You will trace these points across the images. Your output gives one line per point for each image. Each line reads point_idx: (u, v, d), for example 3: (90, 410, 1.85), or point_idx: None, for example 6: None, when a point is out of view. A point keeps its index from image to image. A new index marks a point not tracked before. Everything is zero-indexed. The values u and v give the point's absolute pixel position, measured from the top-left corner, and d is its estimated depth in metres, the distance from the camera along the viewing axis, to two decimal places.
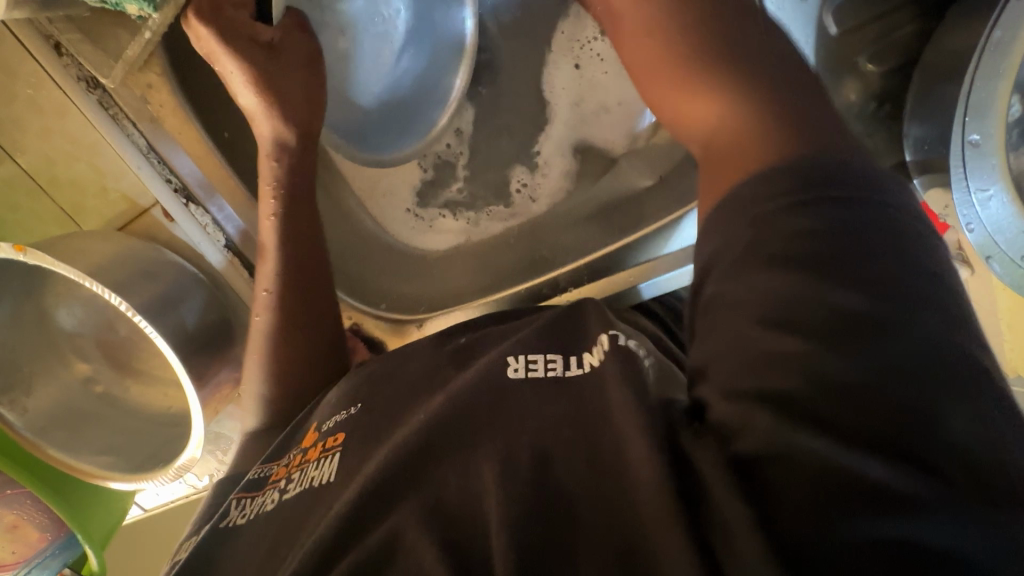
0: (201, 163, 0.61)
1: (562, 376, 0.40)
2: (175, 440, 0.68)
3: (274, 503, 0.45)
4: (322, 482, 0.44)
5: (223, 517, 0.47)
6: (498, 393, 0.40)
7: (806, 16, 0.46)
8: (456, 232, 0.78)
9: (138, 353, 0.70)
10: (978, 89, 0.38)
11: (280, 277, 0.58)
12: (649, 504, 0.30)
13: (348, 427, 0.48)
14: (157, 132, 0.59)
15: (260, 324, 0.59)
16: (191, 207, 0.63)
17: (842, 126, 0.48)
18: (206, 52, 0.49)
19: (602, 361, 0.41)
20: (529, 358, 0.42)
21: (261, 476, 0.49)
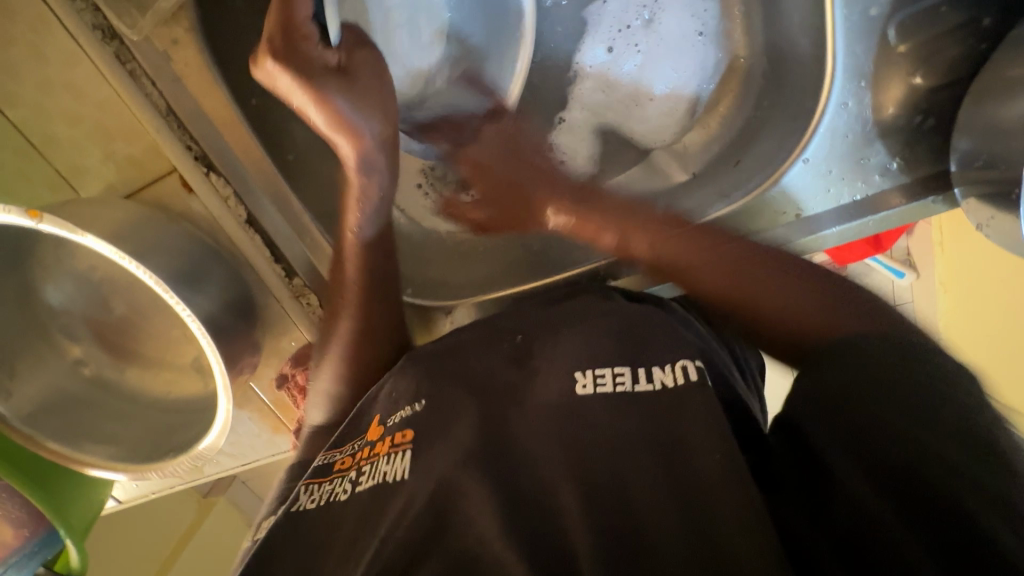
0: (227, 131, 0.57)
1: (631, 392, 0.44)
2: (183, 426, 0.63)
3: (345, 494, 0.45)
4: (394, 478, 0.44)
5: (294, 500, 0.47)
6: (569, 407, 0.44)
7: (863, 30, 0.49)
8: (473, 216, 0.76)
9: (135, 334, 0.64)
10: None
11: (366, 271, 0.57)
12: (732, 533, 0.34)
13: (415, 424, 0.48)
14: (179, 93, 0.54)
15: (345, 326, 0.58)
16: (213, 178, 0.59)
17: (883, 136, 0.51)
18: (278, 88, 0.47)
19: (673, 376, 0.44)
20: (596, 372, 0.45)
21: (328, 463, 0.50)
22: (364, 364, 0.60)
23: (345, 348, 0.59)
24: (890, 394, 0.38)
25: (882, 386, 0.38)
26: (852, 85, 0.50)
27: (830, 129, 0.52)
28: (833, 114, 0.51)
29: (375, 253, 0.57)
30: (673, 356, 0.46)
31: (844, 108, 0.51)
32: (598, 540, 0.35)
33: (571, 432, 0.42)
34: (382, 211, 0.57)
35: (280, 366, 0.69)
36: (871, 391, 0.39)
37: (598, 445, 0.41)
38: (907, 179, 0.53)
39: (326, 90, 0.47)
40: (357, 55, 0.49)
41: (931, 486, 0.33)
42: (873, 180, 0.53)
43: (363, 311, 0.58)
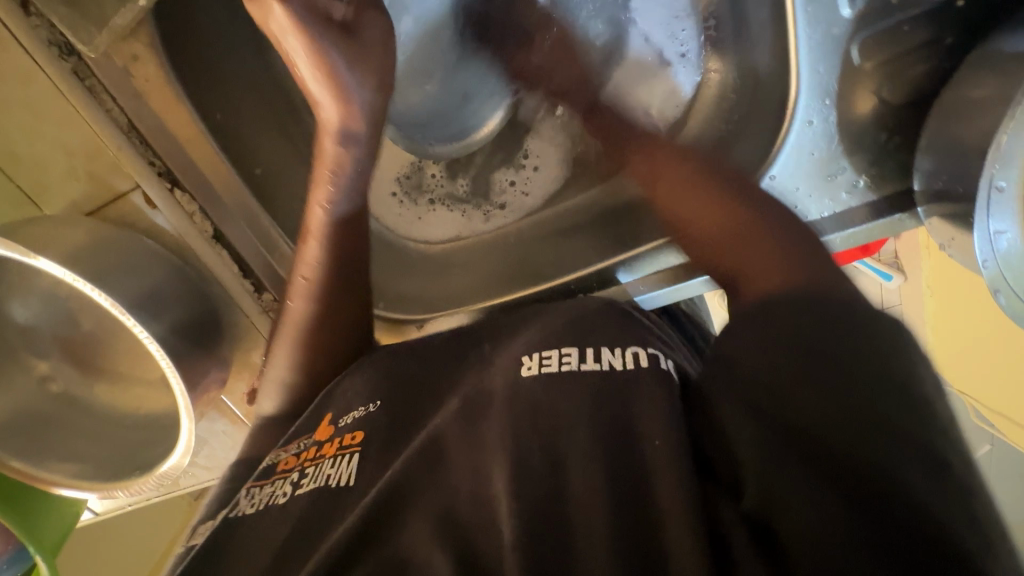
0: (190, 145, 0.56)
1: (576, 371, 0.43)
2: (154, 443, 0.63)
3: (286, 497, 0.45)
4: (338, 483, 0.44)
5: (235, 507, 0.47)
6: (515, 393, 0.43)
7: (826, 44, 0.48)
8: (449, 227, 0.76)
9: (103, 349, 0.64)
10: (1012, 138, 0.36)
11: (323, 281, 0.56)
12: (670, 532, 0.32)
13: (367, 426, 0.49)
14: (140, 109, 0.53)
15: (293, 310, 0.57)
16: (177, 193, 0.58)
17: (852, 154, 0.51)
18: (271, 28, 0.46)
19: (622, 360, 0.43)
20: (543, 356, 0.45)
21: (272, 465, 0.50)
22: (324, 352, 0.60)
23: (298, 340, 0.58)
24: (790, 332, 0.35)
25: (819, 318, 0.35)
26: (817, 102, 0.49)
27: (795, 148, 0.51)
28: (796, 133, 0.50)
29: (339, 241, 0.55)
30: (624, 343, 0.45)
31: (808, 126, 0.50)
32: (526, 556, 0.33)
33: (518, 421, 0.40)
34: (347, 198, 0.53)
35: (251, 380, 0.69)
36: (781, 350, 0.34)
37: (543, 436, 0.39)
38: (876, 197, 0.52)
39: (322, 39, 0.46)
40: (367, 14, 0.50)
41: (876, 483, 0.28)
42: (840, 198, 0.52)
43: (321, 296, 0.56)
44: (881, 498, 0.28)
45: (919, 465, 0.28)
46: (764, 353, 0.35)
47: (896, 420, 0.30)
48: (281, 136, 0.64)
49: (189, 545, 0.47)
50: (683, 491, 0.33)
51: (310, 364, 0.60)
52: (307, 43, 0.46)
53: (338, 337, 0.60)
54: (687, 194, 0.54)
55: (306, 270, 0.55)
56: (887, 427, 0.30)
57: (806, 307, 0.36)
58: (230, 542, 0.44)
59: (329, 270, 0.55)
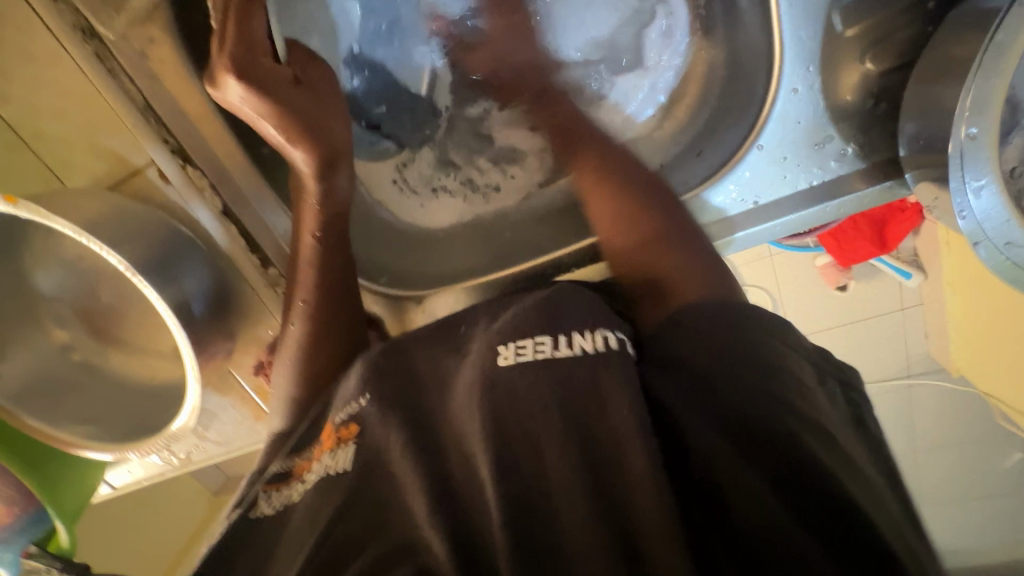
0: (201, 124, 0.60)
1: (550, 359, 0.40)
2: (167, 408, 0.66)
3: (300, 495, 0.49)
4: (335, 471, 0.47)
5: (253, 505, 0.51)
6: (492, 381, 0.41)
7: (810, 11, 0.48)
8: (454, 210, 0.77)
9: (120, 321, 0.67)
10: (983, 87, 0.41)
11: (319, 297, 0.62)
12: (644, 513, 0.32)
13: (360, 418, 0.49)
14: (155, 89, 0.57)
15: (294, 333, 0.63)
16: (188, 170, 0.61)
17: (838, 121, 0.51)
18: (246, 110, 0.52)
19: (592, 342, 0.40)
20: (518, 342, 0.42)
21: (284, 465, 0.53)
22: (323, 363, 0.62)
23: (300, 358, 0.62)
24: (736, 337, 0.40)
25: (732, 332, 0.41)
26: (801, 68, 0.50)
27: (781, 116, 0.52)
28: (783, 100, 0.52)
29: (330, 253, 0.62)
30: (593, 324, 0.42)
31: (793, 94, 0.51)
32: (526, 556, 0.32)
33: (495, 412, 0.39)
34: (329, 227, 0.61)
35: (259, 353, 0.72)
36: (717, 352, 0.40)
37: (524, 432, 0.38)
38: (864, 165, 0.53)
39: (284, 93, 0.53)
40: (310, 70, 0.58)
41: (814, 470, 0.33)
42: (829, 166, 0.54)
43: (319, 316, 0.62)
44: (803, 472, 0.33)
45: (816, 438, 0.35)
46: (713, 349, 0.40)
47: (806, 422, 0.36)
48: None
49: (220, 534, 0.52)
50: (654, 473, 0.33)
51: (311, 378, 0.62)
52: (279, 119, 0.54)
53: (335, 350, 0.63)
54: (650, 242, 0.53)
55: (303, 296, 0.63)
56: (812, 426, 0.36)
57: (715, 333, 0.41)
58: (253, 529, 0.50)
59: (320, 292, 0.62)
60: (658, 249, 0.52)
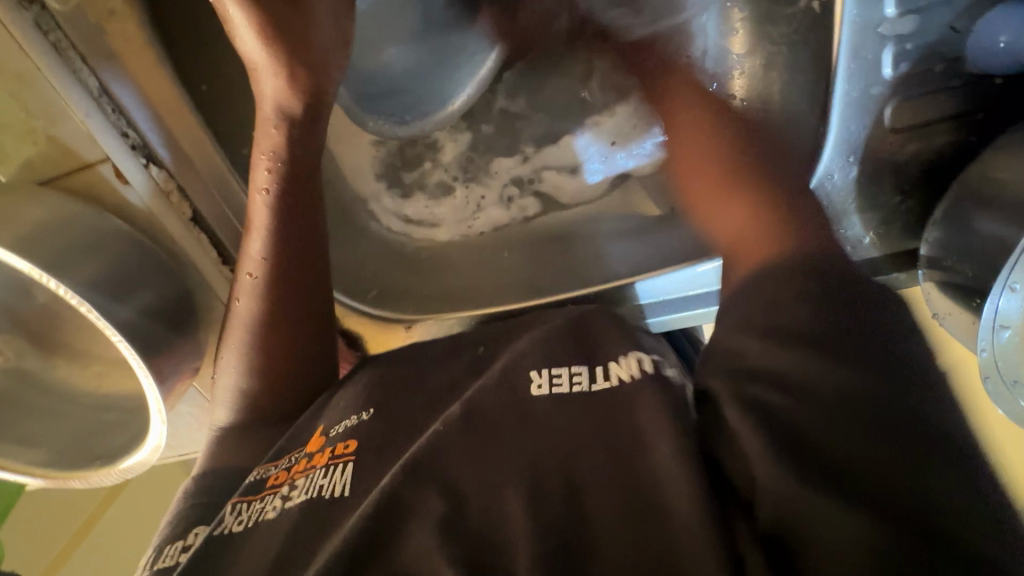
0: (170, 117, 0.51)
1: (587, 391, 0.43)
2: (116, 429, 0.60)
3: (275, 511, 0.42)
4: (329, 494, 0.42)
5: (219, 522, 0.43)
6: (520, 406, 0.43)
7: (860, 106, 0.46)
8: (446, 223, 0.71)
9: (59, 324, 0.59)
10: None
11: (279, 272, 0.52)
12: (679, 517, 0.32)
13: (360, 435, 0.46)
14: (115, 71, 0.48)
15: (242, 309, 0.53)
16: (153, 171, 0.52)
17: (864, 210, 0.51)
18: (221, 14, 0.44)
19: (627, 370, 0.43)
20: (552, 373, 0.45)
21: (260, 479, 0.46)
22: (287, 351, 0.54)
23: (253, 341, 0.53)
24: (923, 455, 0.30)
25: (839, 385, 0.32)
26: (841, 158, 0.49)
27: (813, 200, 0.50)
28: (817, 184, 0.50)
29: (292, 217, 0.51)
30: (624, 350, 0.46)
31: (828, 181, 0.50)
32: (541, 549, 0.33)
33: (527, 437, 0.41)
34: (291, 182, 0.50)
35: (224, 368, 0.65)
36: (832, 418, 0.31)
37: (558, 455, 0.39)
38: (878, 254, 0.53)
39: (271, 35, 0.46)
40: None
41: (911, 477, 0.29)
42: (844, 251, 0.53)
43: (275, 304, 0.52)
44: None
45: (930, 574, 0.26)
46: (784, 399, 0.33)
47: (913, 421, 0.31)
48: None
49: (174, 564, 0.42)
50: (699, 497, 0.33)
51: (269, 380, 0.54)
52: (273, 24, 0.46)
53: (303, 344, 0.54)
54: (714, 204, 0.52)
55: (251, 266, 0.52)
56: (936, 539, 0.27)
57: (834, 303, 0.36)
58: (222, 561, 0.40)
59: (280, 270, 0.52)
60: (755, 224, 0.46)
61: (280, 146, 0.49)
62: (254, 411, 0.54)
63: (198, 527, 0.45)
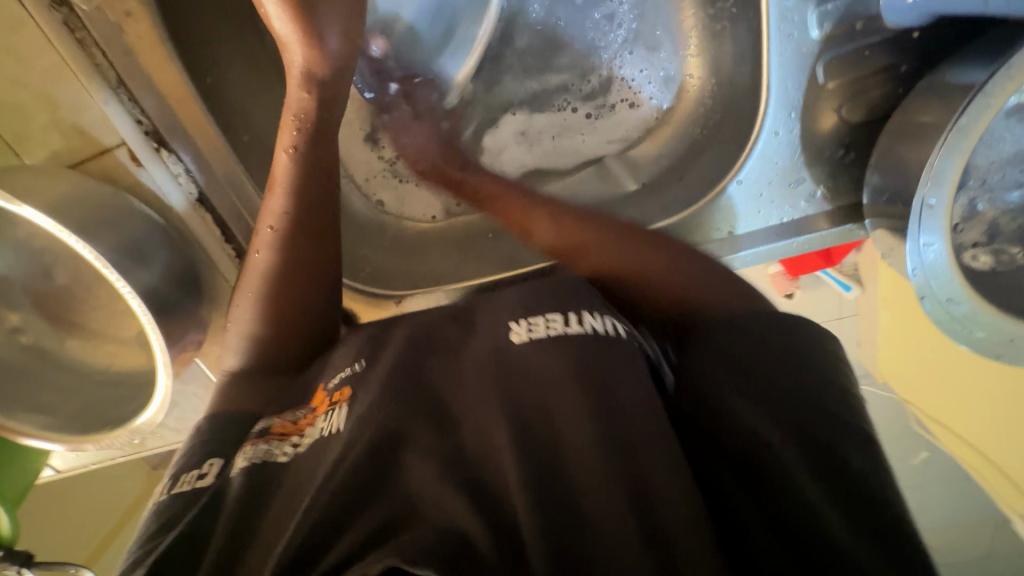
0: (179, 106, 0.57)
1: (563, 334, 0.40)
2: (127, 398, 0.64)
3: (287, 455, 0.44)
4: (329, 431, 0.44)
5: (232, 464, 0.45)
6: (503, 355, 0.41)
7: (799, 62, 0.51)
8: (421, 207, 0.78)
9: (77, 305, 0.64)
10: (945, 159, 0.42)
11: (292, 223, 0.56)
12: (661, 467, 0.32)
13: (355, 383, 0.47)
14: (131, 65, 0.54)
15: (260, 262, 0.56)
16: (163, 154, 0.58)
17: (813, 165, 0.55)
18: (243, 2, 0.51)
19: (602, 325, 0.41)
20: (530, 321, 0.42)
21: (265, 427, 0.48)
22: (285, 317, 0.56)
23: (262, 296, 0.56)
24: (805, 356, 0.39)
25: (770, 351, 0.39)
26: (784, 114, 0.53)
27: (761, 156, 0.55)
28: (764, 142, 0.54)
29: (309, 195, 0.56)
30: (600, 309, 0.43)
31: (774, 137, 0.54)
32: (546, 494, 0.32)
33: (507, 379, 0.40)
34: (314, 142, 0.56)
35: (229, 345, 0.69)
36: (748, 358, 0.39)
37: (535, 391, 0.38)
38: (830, 207, 0.57)
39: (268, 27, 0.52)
40: None
41: (829, 433, 0.34)
42: (799, 206, 0.57)
43: (291, 254, 0.56)
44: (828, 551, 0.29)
45: (831, 464, 0.33)
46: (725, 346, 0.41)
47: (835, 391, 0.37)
48: (267, 104, 0.66)
49: (193, 490, 0.44)
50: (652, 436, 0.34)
51: (271, 333, 0.56)
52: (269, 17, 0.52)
53: (309, 314, 0.57)
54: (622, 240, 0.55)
55: (272, 218, 0.56)
56: (835, 428, 0.34)
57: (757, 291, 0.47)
58: (233, 494, 0.42)
59: (296, 227, 0.56)
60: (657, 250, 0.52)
61: (308, 113, 0.55)
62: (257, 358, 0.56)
63: (213, 459, 0.46)
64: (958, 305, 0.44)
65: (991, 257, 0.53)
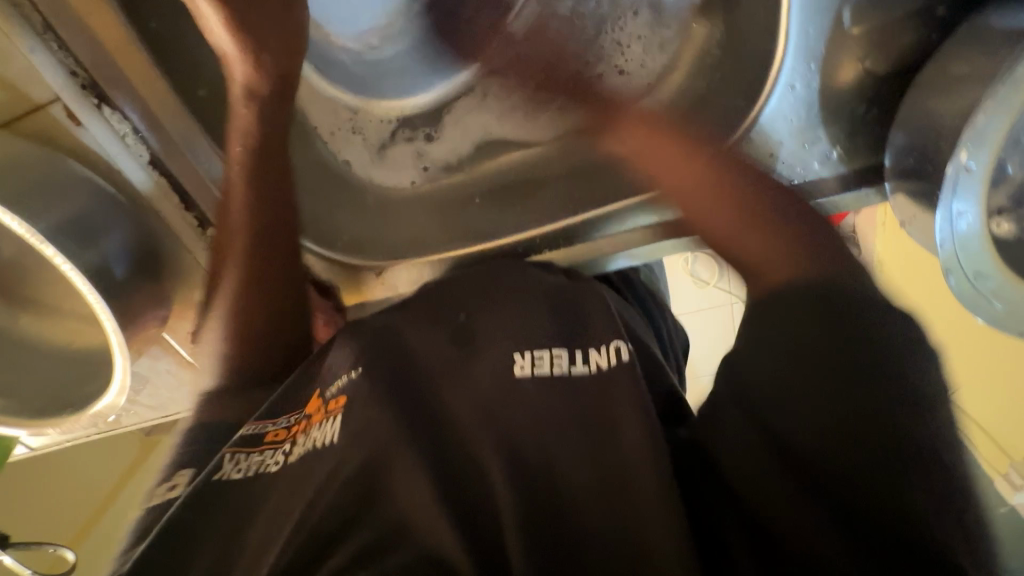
0: (118, 56, 0.50)
1: (566, 374, 0.44)
2: (85, 376, 0.61)
3: (277, 466, 0.43)
4: (322, 443, 0.42)
5: (218, 468, 0.43)
6: (506, 387, 0.44)
7: (821, 7, 0.46)
8: (397, 170, 0.73)
9: (25, 279, 0.58)
10: (989, 120, 0.38)
11: (243, 240, 0.56)
12: (648, 502, 0.36)
13: (351, 391, 0.46)
14: (55, 5, 0.46)
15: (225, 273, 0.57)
16: (104, 111, 0.51)
17: (829, 123, 0.50)
18: None
19: (607, 358, 0.44)
20: (534, 356, 0.46)
21: (256, 433, 0.46)
22: (257, 327, 0.58)
23: (230, 309, 0.58)
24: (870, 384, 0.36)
25: (827, 377, 0.36)
26: (802, 65, 0.49)
27: (774, 113, 0.51)
28: (778, 97, 0.50)
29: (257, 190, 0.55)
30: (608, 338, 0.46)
31: (790, 91, 0.50)
32: (533, 537, 0.35)
33: (519, 416, 0.42)
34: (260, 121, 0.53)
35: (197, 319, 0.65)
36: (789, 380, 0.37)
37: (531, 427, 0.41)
38: (845, 170, 0.52)
39: None
40: None
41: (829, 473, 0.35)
42: (812, 168, 0.52)
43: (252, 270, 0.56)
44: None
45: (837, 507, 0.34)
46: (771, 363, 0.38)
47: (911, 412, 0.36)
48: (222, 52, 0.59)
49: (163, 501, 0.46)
50: (643, 467, 0.37)
51: (246, 347, 0.58)
52: None
53: (271, 311, 0.58)
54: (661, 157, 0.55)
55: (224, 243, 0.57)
56: (855, 478, 0.34)
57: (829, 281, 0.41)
58: (217, 503, 0.41)
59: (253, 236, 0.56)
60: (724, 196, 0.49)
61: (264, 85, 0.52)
62: (228, 374, 0.58)
63: (184, 470, 0.49)
64: (981, 276, 0.40)
65: (1016, 224, 0.49)
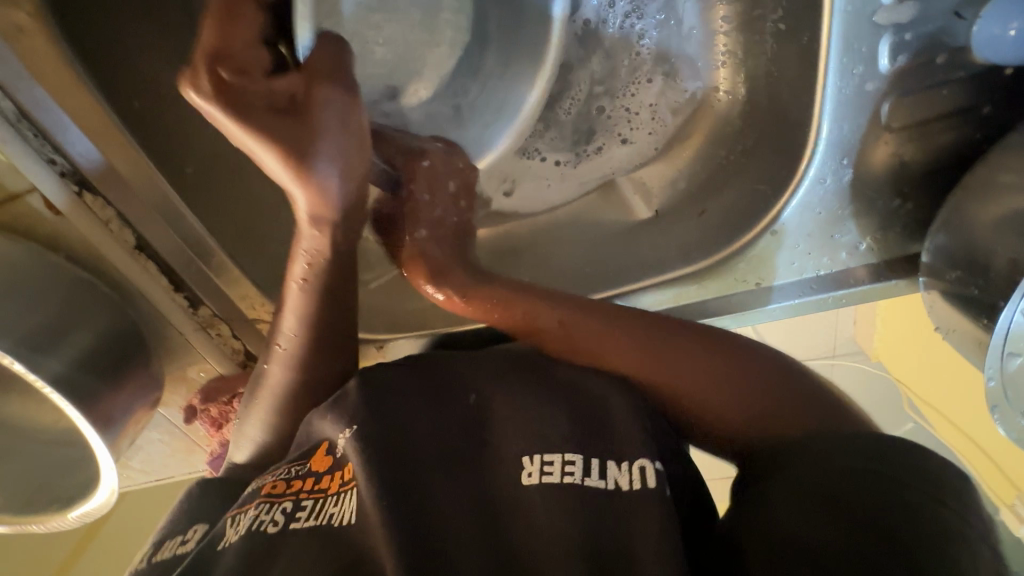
0: (102, 138, 0.47)
1: (581, 485, 0.39)
2: (74, 466, 0.57)
3: (276, 528, 0.40)
4: (340, 522, 0.40)
5: (219, 534, 0.42)
6: (512, 502, 0.40)
7: (857, 106, 0.46)
8: None
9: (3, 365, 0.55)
10: None
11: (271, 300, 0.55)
12: None
13: (355, 457, 0.42)
14: (33, 92, 0.43)
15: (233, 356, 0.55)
16: (87, 198, 0.48)
17: (859, 215, 0.49)
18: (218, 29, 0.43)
19: (628, 477, 0.40)
20: (546, 459, 0.41)
21: (256, 488, 0.45)
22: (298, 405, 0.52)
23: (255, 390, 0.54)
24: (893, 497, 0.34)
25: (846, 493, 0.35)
26: (834, 160, 0.47)
27: (806, 204, 0.49)
28: (808, 189, 0.49)
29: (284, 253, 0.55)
30: (630, 454, 0.41)
31: (821, 184, 0.48)
32: None
33: (532, 524, 0.38)
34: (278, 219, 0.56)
35: (191, 396, 0.61)
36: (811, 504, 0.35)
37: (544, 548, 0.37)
38: (875, 261, 0.50)
39: None
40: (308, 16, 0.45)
41: None
42: (839, 258, 0.50)
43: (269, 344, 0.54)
44: None
45: None
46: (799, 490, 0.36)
47: (913, 483, 0.35)
48: None
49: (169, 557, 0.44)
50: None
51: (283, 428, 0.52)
52: None
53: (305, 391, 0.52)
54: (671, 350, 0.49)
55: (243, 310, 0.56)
56: None
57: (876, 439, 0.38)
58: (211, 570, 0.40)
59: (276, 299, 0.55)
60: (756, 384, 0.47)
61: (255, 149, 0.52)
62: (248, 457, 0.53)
63: (197, 525, 0.46)
64: (1015, 384, 0.40)
65: None
